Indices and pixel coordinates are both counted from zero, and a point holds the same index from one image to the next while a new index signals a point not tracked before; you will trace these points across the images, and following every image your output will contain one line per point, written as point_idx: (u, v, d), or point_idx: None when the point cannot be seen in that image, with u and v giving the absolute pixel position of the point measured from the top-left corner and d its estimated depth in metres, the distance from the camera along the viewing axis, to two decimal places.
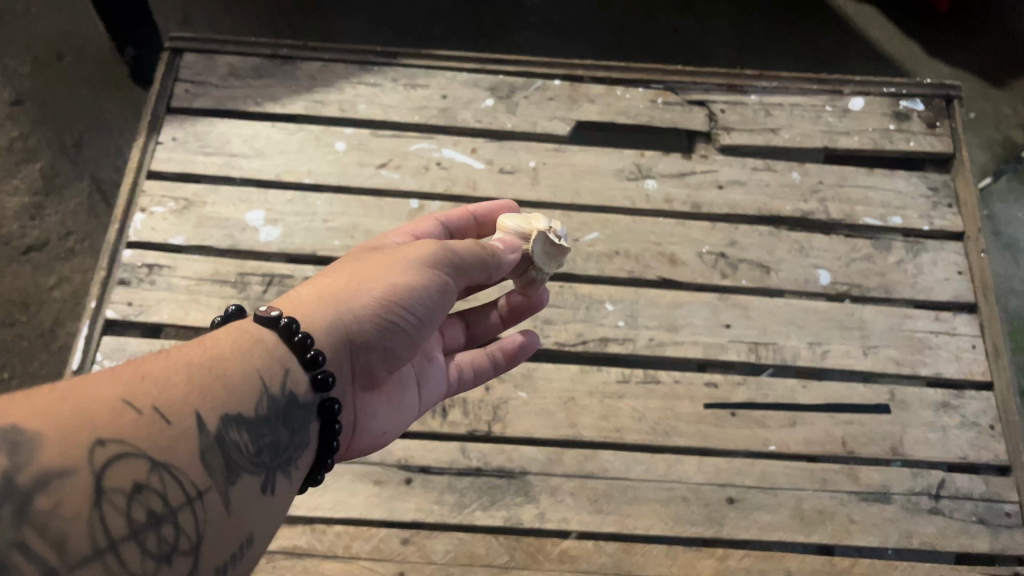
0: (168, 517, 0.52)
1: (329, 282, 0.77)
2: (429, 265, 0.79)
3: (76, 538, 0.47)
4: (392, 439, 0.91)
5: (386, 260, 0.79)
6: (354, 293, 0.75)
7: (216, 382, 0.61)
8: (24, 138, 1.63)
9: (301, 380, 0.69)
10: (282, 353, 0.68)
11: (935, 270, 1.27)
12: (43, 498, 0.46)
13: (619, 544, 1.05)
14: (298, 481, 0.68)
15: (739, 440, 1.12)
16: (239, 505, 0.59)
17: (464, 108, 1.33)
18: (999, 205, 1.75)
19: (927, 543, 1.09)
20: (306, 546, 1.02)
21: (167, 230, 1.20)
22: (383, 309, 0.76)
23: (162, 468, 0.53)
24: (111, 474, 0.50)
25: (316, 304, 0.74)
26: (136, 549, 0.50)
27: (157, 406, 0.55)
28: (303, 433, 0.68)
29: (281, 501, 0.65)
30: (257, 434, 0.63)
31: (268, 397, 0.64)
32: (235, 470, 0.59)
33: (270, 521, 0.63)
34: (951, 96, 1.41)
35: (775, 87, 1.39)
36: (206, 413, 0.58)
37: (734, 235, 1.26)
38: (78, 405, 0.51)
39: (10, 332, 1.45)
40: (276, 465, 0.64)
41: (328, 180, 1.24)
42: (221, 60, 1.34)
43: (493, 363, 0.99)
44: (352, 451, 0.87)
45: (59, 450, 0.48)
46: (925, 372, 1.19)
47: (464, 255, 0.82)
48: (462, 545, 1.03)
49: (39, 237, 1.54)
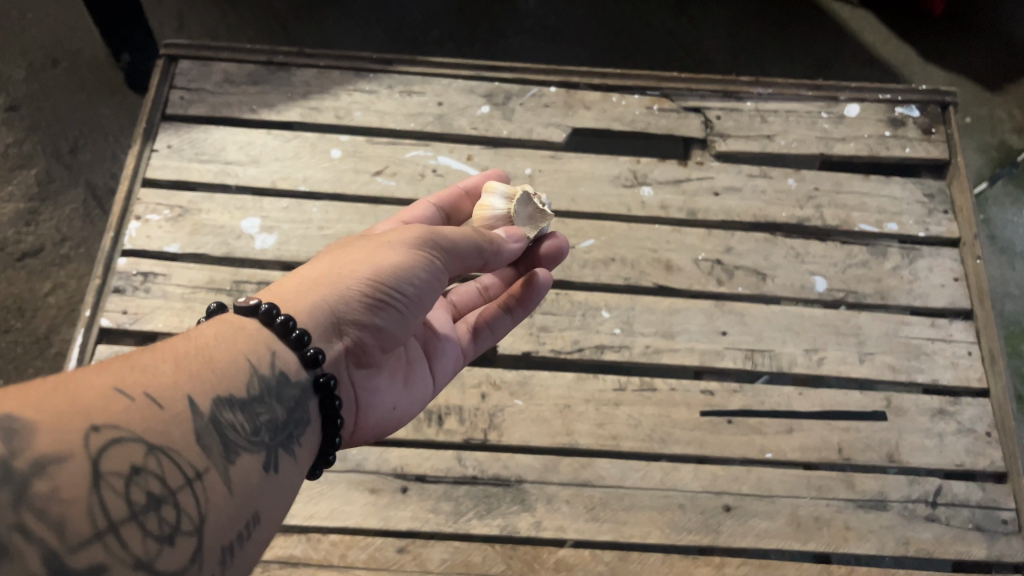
0: (168, 498, 0.52)
1: (310, 271, 0.75)
2: (414, 245, 0.77)
3: (77, 519, 0.46)
4: (402, 417, 0.90)
5: (371, 245, 0.77)
6: (338, 279, 0.74)
7: (204, 367, 0.61)
8: (19, 144, 1.62)
9: (289, 359, 0.68)
10: (266, 337, 0.67)
11: (931, 276, 1.27)
12: (40, 482, 0.45)
13: (616, 552, 1.05)
14: (301, 460, 0.68)
15: (736, 447, 1.12)
16: (242, 485, 0.59)
17: (460, 115, 1.33)
18: (995, 209, 1.76)
19: (924, 550, 1.09)
20: (302, 555, 1.01)
21: (161, 238, 1.19)
22: (371, 293, 0.74)
23: (157, 451, 0.53)
24: (108, 459, 0.49)
25: (299, 296, 0.72)
26: (137, 530, 0.49)
27: (148, 393, 0.55)
28: (301, 411, 0.68)
29: (287, 480, 0.65)
30: (251, 415, 0.62)
31: (258, 378, 0.64)
32: (232, 451, 0.59)
33: (276, 499, 0.62)
34: (947, 101, 1.41)
35: (770, 94, 1.40)
36: (197, 397, 0.58)
37: (730, 241, 1.26)
38: (70, 396, 0.51)
39: (5, 339, 1.44)
40: (277, 443, 0.64)
41: (323, 188, 1.24)
42: (216, 66, 1.34)
43: (507, 312, 0.97)
44: (361, 434, 0.86)
45: (54, 436, 0.47)
46: (922, 379, 1.20)
47: (454, 239, 0.80)
48: (458, 553, 1.03)
49: (34, 243, 1.53)
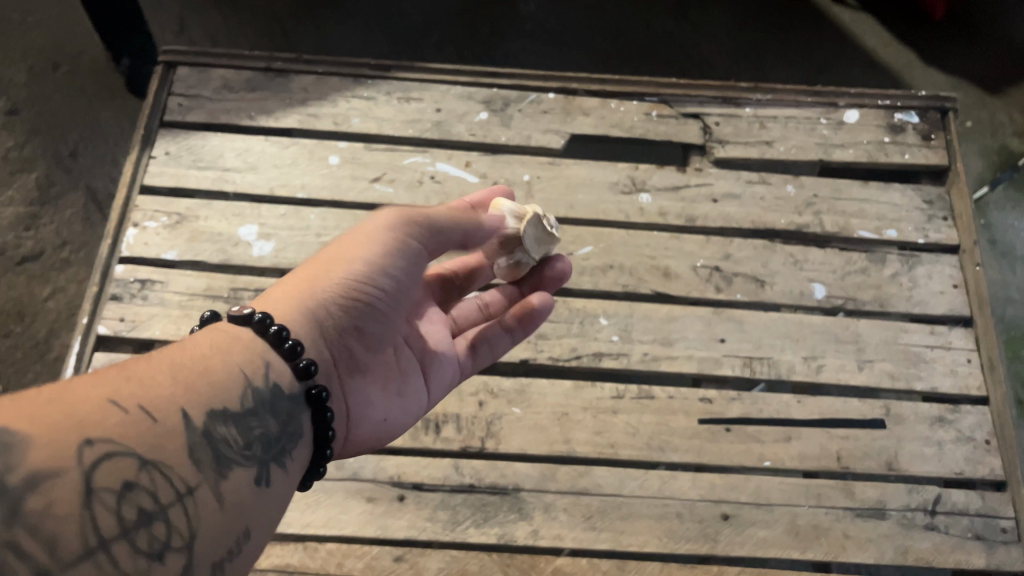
0: (159, 514, 0.51)
1: (293, 278, 0.79)
2: (382, 229, 0.80)
3: (67, 536, 0.46)
4: (395, 430, 0.87)
5: (345, 241, 0.80)
6: (319, 279, 0.77)
7: (199, 379, 0.60)
8: (20, 148, 1.62)
9: (283, 371, 0.68)
10: (259, 349, 0.68)
11: (931, 283, 1.27)
12: (33, 499, 0.45)
13: (614, 561, 1.05)
14: (296, 473, 0.67)
15: (734, 455, 1.12)
16: (234, 500, 0.58)
17: (458, 121, 1.33)
18: (996, 213, 1.75)
19: (922, 559, 1.08)
20: (298, 564, 1.01)
21: (159, 245, 1.19)
22: (350, 288, 0.77)
23: (150, 465, 0.52)
24: (100, 474, 0.49)
25: (284, 300, 0.74)
26: (127, 547, 0.49)
27: (142, 407, 0.55)
28: (295, 424, 0.67)
29: (280, 493, 0.64)
30: (245, 428, 0.62)
31: (253, 391, 0.64)
32: (226, 465, 0.58)
33: (270, 514, 0.62)
34: (946, 107, 1.41)
35: (770, 100, 1.39)
36: (191, 410, 0.58)
37: (729, 248, 1.26)
38: (65, 408, 0.51)
39: (4, 343, 1.44)
40: (271, 457, 0.63)
41: (322, 195, 1.24)
42: (214, 73, 1.34)
43: (508, 331, 0.98)
44: (352, 445, 0.83)
45: (47, 452, 0.47)
46: (921, 387, 1.19)
47: (424, 216, 0.82)
48: (455, 563, 1.02)
49: (34, 247, 1.53)
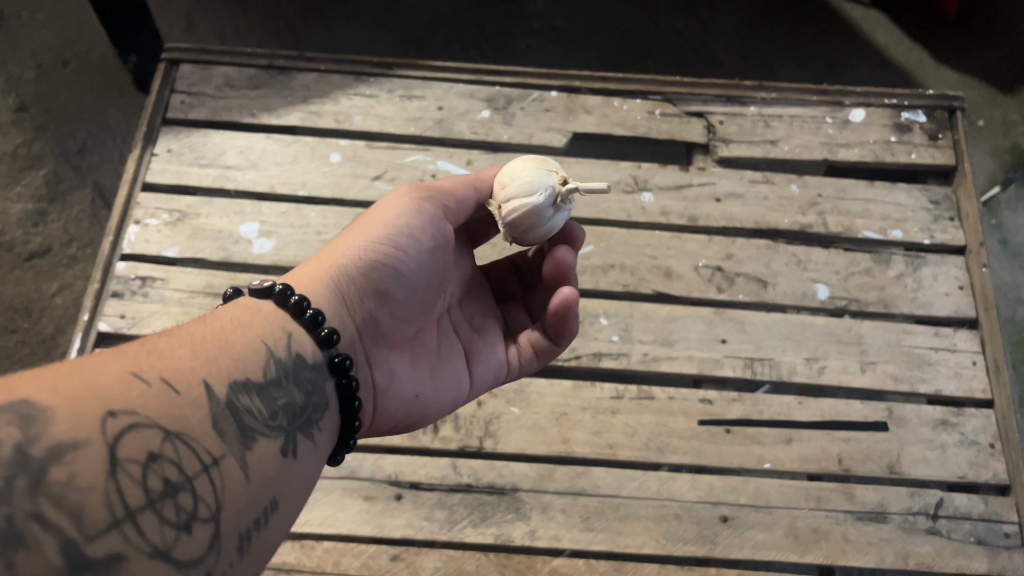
0: (185, 485, 0.50)
1: (317, 253, 0.78)
2: (400, 198, 0.81)
3: (94, 507, 0.44)
4: (426, 410, 0.83)
5: (364, 214, 0.81)
6: (339, 244, 0.78)
7: (220, 352, 0.60)
8: (29, 144, 1.64)
9: (305, 342, 0.68)
10: (280, 320, 0.67)
11: (936, 284, 1.25)
12: (57, 470, 0.44)
13: (611, 562, 1.04)
14: (321, 446, 0.66)
15: (735, 457, 1.11)
16: (259, 470, 0.57)
17: (460, 120, 1.32)
18: (1007, 214, 1.73)
19: (923, 563, 1.07)
20: (295, 562, 1.02)
21: (160, 242, 1.20)
22: (372, 249, 0.76)
23: (174, 436, 0.51)
24: (125, 444, 0.48)
25: (304, 274, 0.74)
26: (154, 518, 0.47)
27: (164, 377, 0.54)
28: (319, 395, 0.67)
29: (306, 466, 0.63)
30: (268, 399, 0.61)
31: (274, 361, 0.64)
32: (249, 435, 0.57)
33: (295, 486, 0.61)
34: (954, 106, 1.39)
35: (774, 98, 1.38)
36: (213, 381, 0.57)
37: (731, 248, 1.25)
38: (88, 381, 0.50)
39: (11, 339, 1.45)
40: (295, 428, 0.63)
41: (321, 192, 1.24)
42: (216, 70, 1.34)
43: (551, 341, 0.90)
44: (381, 422, 0.80)
45: (70, 423, 0.46)
46: (925, 390, 1.18)
47: (438, 185, 0.84)
48: (452, 562, 1.02)
49: (42, 243, 1.54)
